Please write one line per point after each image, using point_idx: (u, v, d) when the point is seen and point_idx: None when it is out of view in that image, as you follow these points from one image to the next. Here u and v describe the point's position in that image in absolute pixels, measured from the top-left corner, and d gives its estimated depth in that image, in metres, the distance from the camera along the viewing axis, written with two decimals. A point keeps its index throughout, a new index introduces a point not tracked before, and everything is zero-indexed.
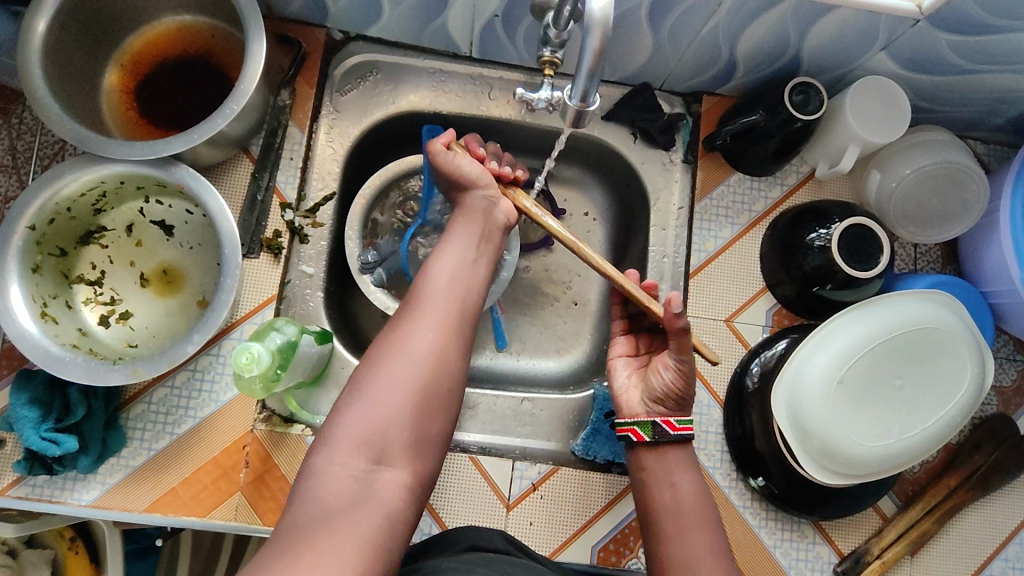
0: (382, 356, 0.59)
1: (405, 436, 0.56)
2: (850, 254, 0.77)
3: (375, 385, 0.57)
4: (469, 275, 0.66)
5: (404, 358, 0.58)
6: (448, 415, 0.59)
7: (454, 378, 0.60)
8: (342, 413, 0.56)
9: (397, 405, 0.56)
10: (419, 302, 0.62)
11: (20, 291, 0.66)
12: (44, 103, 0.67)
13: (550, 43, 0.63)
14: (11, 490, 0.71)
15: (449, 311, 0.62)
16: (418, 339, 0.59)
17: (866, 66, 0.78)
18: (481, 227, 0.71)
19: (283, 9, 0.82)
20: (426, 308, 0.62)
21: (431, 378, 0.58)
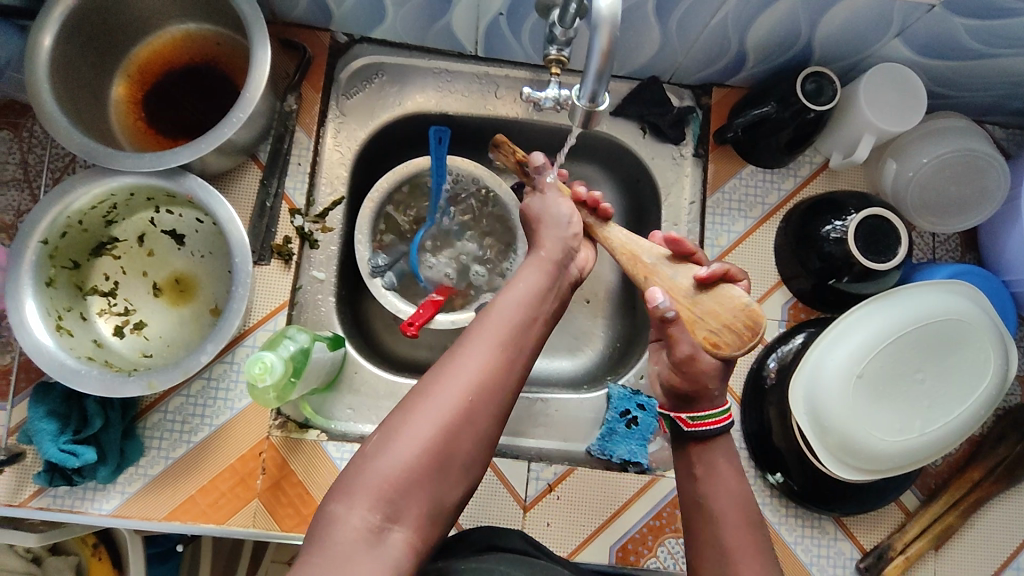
0: (418, 403, 0.55)
1: (422, 496, 0.52)
2: (868, 245, 0.75)
3: (404, 433, 0.53)
4: (528, 324, 0.62)
5: (434, 412, 0.54)
6: (470, 479, 0.55)
7: (484, 441, 0.56)
8: (368, 459, 0.53)
9: (420, 463, 0.52)
10: (469, 349, 0.58)
11: (35, 305, 0.66)
12: (53, 117, 0.67)
13: (556, 41, 0.62)
14: (33, 501, 0.71)
15: (503, 365, 0.58)
16: (459, 393, 0.55)
17: (881, 53, 0.76)
18: (550, 268, 0.66)
19: (287, 13, 0.81)
20: (470, 362, 0.57)
21: (460, 435, 0.54)
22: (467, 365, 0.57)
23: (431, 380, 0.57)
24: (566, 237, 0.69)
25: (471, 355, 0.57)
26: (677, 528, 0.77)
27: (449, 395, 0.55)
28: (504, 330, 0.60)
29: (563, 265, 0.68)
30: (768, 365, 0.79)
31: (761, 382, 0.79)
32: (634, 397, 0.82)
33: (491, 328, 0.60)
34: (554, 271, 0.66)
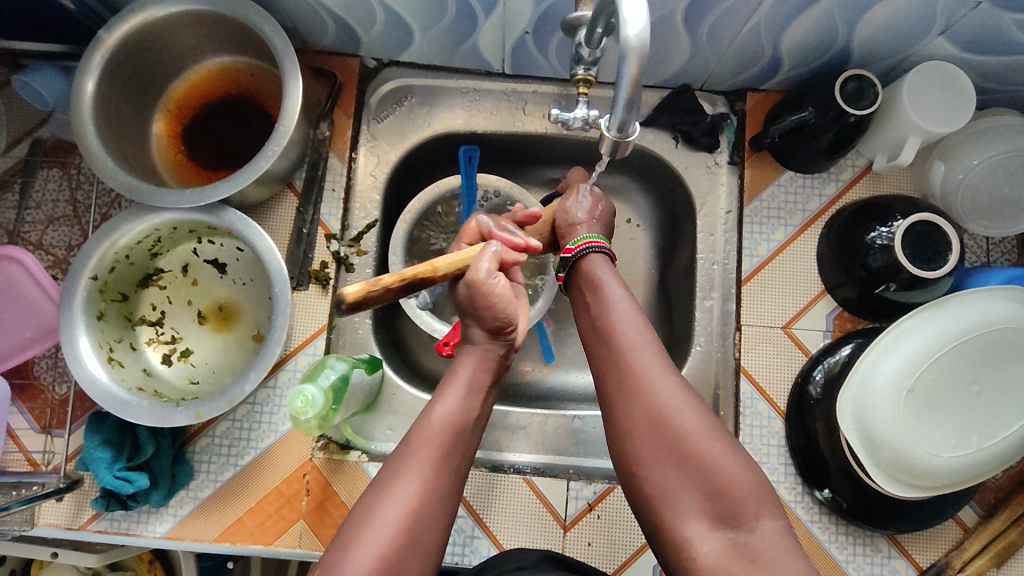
0: (358, 524, 0.53)
1: None
2: (916, 253, 0.72)
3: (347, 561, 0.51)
4: (463, 429, 0.60)
5: (386, 515, 0.53)
6: None
7: (427, 549, 0.55)
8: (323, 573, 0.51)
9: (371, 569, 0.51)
10: (407, 462, 0.56)
11: (87, 339, 0.69)
12: (99, 157, 0.70)
13: (583, 61, 0.62)
14: (92, 525, 0.75)
15: (438, 478, 0.57)
16: (397, 512, 0.53)
17: (924, 51, 0.73)
18: (481, 365, 0.64)
19: (317, 42, 0.83)
20: (417, 461, 0.56)
21: (404, 555, 0.53)
22: (406, 478, 0.55)
23: (369, 502, 0.55)
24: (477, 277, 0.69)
25: (409, 467, 0.56)
26: None
27: (388, 515, 0.53)
28: (438, 440, 0.58)
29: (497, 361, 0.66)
30: (814, 377, 0.77)
31: (807, 396, 0.77)
32: None
33: (427, 434, 0.58)
34: (484, 365, 0.64)
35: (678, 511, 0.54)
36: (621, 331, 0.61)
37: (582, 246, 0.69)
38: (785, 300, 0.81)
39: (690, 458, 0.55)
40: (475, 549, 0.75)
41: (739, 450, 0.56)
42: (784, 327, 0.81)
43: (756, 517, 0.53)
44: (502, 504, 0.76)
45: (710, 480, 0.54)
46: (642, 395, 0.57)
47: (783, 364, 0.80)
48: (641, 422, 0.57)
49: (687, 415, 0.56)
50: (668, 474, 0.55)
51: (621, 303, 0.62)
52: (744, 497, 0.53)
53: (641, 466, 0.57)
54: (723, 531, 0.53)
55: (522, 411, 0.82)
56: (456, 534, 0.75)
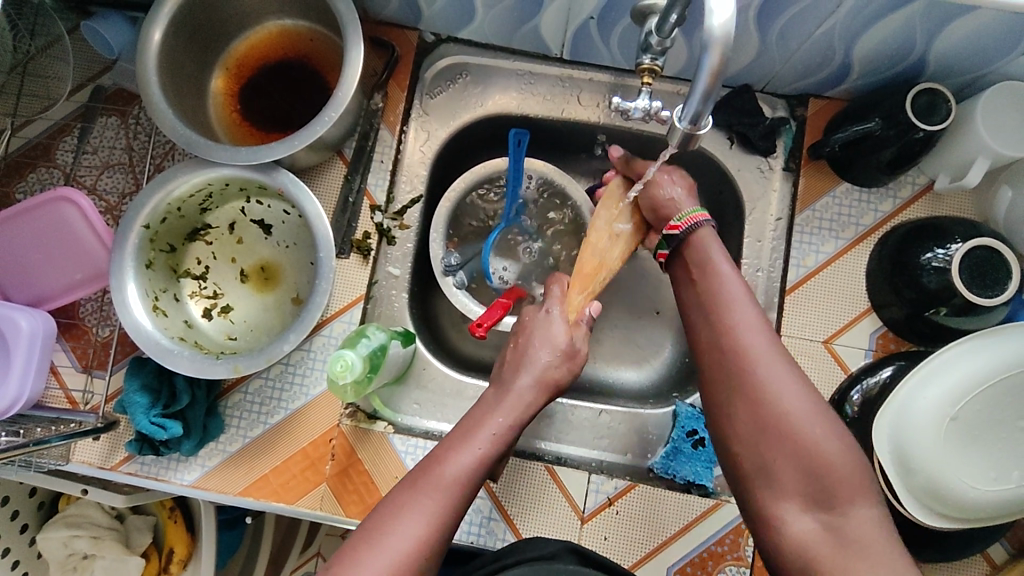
0: (378, 525, 0.56)
1: None
2: (972, 279, 0.69)
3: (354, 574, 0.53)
4: (481, 468, 0.61)
5: (401, 525, 0.56)
6: None
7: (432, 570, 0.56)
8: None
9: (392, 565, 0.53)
10: (419, 492, 0.58)
11: (135, 286, 0.70)
12: (159, 108, 0.71)
13: (651, 50, 0.61)
14: (124, 466, 0.77)
15: (447, 516, 0.57)
16: (408, 542, 0.55)
17: (1004, 70, 0.70)
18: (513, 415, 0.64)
19: (378, 12, 0.82)
20: (422, 492, 0.58)
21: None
22: (417, 508, 0.57)
23: (393, 506, 0.57)
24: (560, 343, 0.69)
25: (418, 501, 0.57)
26: (739, 556, 0.74)
27: (400, 538, 0.55)
28: (448, 484, 0.58)
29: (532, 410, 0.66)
30: (851, 397, 0.76)
31: (842, 415, 0.76)
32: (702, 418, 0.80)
33: (443, 471, 0.59)
34: (517, 413, 0.64)
35: (772, 495, 0.58)
36: (730, 317, 0.63)
37: (693, 220, 0.70)
38: (828, 314, 0.79)
39: (787, 446, 0.57)
40: (491, 530, 0.75)
41: (838, 428, 0.58)
42: (824, 341, 0.79)
43: (850, 505, 0.55)
44: (522, 489, 0.76)
45: (806, 465, 0.56)
46: (748, 370, 0.60)
47: (820, 378, 0.78)
48: (741, 407, 0.60)
49: (800, 402, 0.58)
50: (763, 455, 0.58)
51: (725, 287, 0.65)
52: (838, 479, 0.55)
53: (738, 446, 0.60)
54: (816, 513, 0.55)
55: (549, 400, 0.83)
56: (474, 514, 0.76)
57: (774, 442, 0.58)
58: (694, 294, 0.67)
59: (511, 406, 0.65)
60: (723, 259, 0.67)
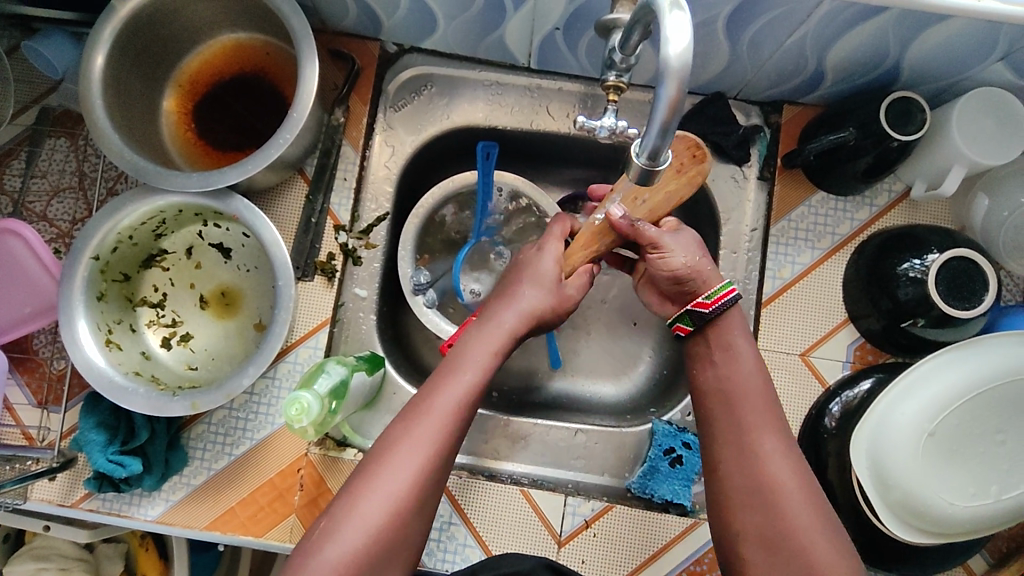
0: (370, 470, 0.54)
1: (379, 556, 0.52)
2: (949, 290, 0.68)
3: (351, 519, 0.52)
4: (478, 387, 0.59)
5: (393, 468, 0.54)
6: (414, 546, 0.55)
7: (427, 511, 0.55)
8: (311, 551, 0.52)
9: (385, 509, 0.53)
10: (410, 431, 0.55)
11: (86, 321, 0.67)
12: (105, 134, 0.67)
13: (615, 66, 0.58)
14: (84, 503, 0.74)
15: (448, 443, 0.56)
16: (402, 483, 0.53)
17: (980, 76, 0.69)
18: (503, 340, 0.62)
19: (337, 23, 0.79)
20: (415, 430, 0.55)
21: (405, 519, 0.53)
22: (415, 439, 0.55)
23: (385, 447, 0.55)
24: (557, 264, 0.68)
25: (416, 430, 0.55)
26: None
27: (399, 470, 0.54)
28: (442, 419, 0.56)
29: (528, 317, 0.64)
30: (830, 410, 0.74)
31: (821, 427, 0.74)
32: (679, 435, 0.78)
33: (432, 407, 0.56)
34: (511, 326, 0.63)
35: None
36: (746, 415, 0.60)
37: (720, 299, 0.64)
38: (805, 327, 0.78)
39: (787, 552, 0.54)
40: (466, 557, 0.73)
41: (836, 533, 0.55)
42: (802, 354, 0.78)
43: None
44: (496, 514, 0.75)
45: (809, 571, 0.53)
46: (759, 467, 0.58)
47: (797, 392, 0.77)
48: (750, 502, 0.57)
49: (797, 500, 0.56)
50: (770, 560, 0.55)
51: (744, 384, 0.62)
52: None
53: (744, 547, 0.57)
54: None
55: (524, 420, 0.81)
56: (448, 541, 0.74)
57: (779, 553, 0.54)
58: (705, 385, 0.64)
59: (505, 323, 0.63)
60: (745, 355, 0.64)
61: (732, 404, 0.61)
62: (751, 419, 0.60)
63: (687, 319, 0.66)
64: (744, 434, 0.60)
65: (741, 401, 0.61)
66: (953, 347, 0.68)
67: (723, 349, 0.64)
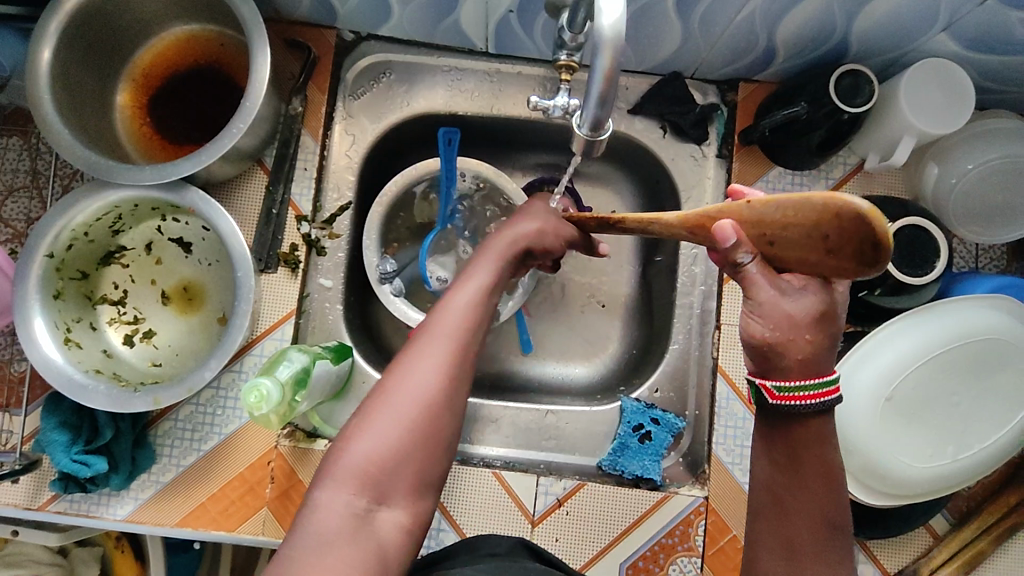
0: (394, 374, 0.54)
1: (412, 461, 0.52)
2: (902, 258, 0.70)
3: (382, 414, 0.52)
4: (483, 301, 0.60)
5: (417, 372, 0.54)
6: (448, 454, 0.54)
7: (458, 415, 0.55)
8: (344, 447, 0.51)
9: (412, 410, 0.52)
10: (430, 337, 0.56)
11: (43, 320, 0.66)
12: (55, 129, 0.66)
13: (566, 46, 0.59)
14: (50, 506, 0.73)
15: (465, 351, 0.56)
16: (428, 383, 0.53)
17: (925, 47, 0.70)
18: (508, 257, 0.65)
19: (291, 12, 0.78)
20: (437, 337, 0.56)
21: (435, 418, 0.53)
22: (434, 344, 0.55)
23: (409, 354, 0.55)
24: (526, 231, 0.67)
25: (432, 336, 0.56)
26: (690, 546, 0.75)
27: (423, 371, 0.54)
28: (460, 326, 0.57)
29: (516, 241, 0.66)
30: None
31: None
32: (647, 411, 0.79)
33: (448, 317, 0.57)
34: (502, 249, 0.65)
35: None
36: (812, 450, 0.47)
37: None
38: None
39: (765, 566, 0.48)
40: (440, 541, 0.74)
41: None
42: None
43: None
44: (469, 497, 0.75)
45: None
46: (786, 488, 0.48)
47: None
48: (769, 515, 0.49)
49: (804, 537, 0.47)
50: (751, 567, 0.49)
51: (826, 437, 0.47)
52: None
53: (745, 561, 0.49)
54: None
55: (494, 404, 0.81)
56: None
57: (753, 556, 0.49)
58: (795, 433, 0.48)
59: (506, 250, 0.65)
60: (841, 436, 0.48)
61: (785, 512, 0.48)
62: (806, 544, 0.47)
63: None
64: (795, 457, 0.48)
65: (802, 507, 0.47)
66: (905, 310, 0.70)
67: (790, 460, 0.48)
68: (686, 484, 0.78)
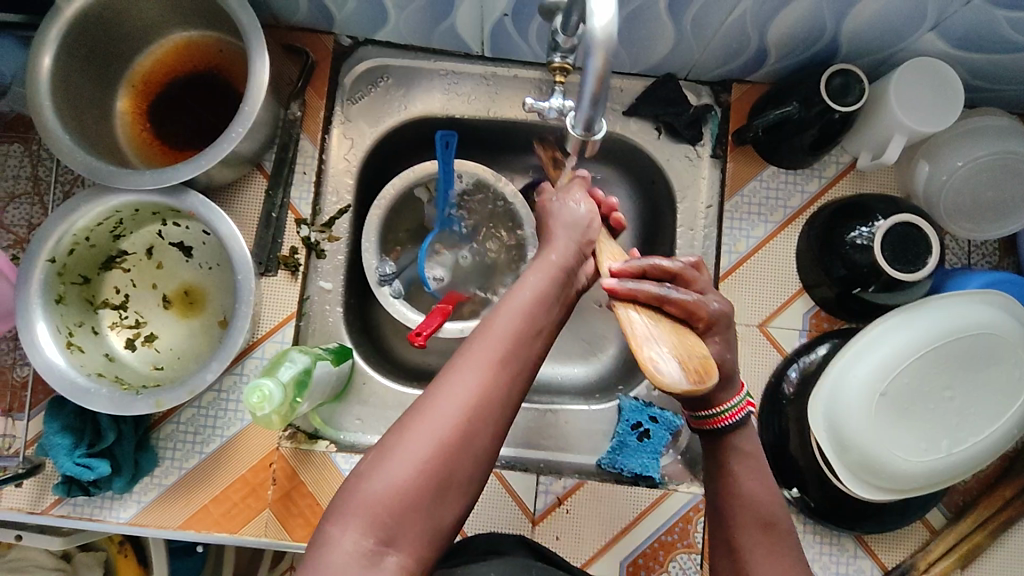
0: (421, 410, 0.52)
1: (425, 507, 0.50)
2: (894, 255, 0.70)
3: (399, 452, 0.50)
4: (530, 333, 0.57)
5: (441, 416, 0.51)
6: (469, 495, 0.52)
7: (483, 458, 0.53)
8: (359, 485, 0.50)
9: (433, 453, 0.51)
10: (462, 374, 0.53)
11: (45, 325, 0.67)
12: (56, 136, 0.67)
13: (559, 49, 0.59)
14: (54, 509, 0.74)
15: (502, 391, 0.54)
16: (454, 425, 0.51)
17: (915, 47, 0.71)
18: (563, 281, 0.61)
19: (289, 18, 0.79)
20: (471, 372, 0.53)
21: (457, 460, 0.51)
22: (465, 380, 0.53)
23: (438, 389, 0.53)
24: (578, 232, 0.65)
25: (465, 369, 0.54)
26: (689, 543, 0.75)
27: (449, 404, 0.52)
28: (495, 363, 0.54)
29: (574, 273, 0.62)
30: (789, 375, 0.76)
31: (780, 393, 0.76)
32: (646, 409, 0.80)
33: (487, 350, 0.55)
34: (563, 279, 0.61)
35: None
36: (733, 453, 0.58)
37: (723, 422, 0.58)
38: (762, 298, 0.80)
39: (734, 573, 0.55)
40: None
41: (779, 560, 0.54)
42: (760, 324, 0.79)
43: None
44: None
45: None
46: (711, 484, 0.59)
47: (758, 362, 0.78)
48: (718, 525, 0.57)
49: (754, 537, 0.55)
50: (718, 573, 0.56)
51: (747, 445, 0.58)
52: None
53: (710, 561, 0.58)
54: None
55: None
56: None
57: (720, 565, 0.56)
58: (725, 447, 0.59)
59: (558, 270, 0.61)
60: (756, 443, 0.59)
61: (735, 534, 0.56)
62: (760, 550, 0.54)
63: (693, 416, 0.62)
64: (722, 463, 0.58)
65: (751, 518, 0.56)
66: (924, 304, 0.71)
67: (718, 472, 0.58)
68: (684, 482, 0.79)
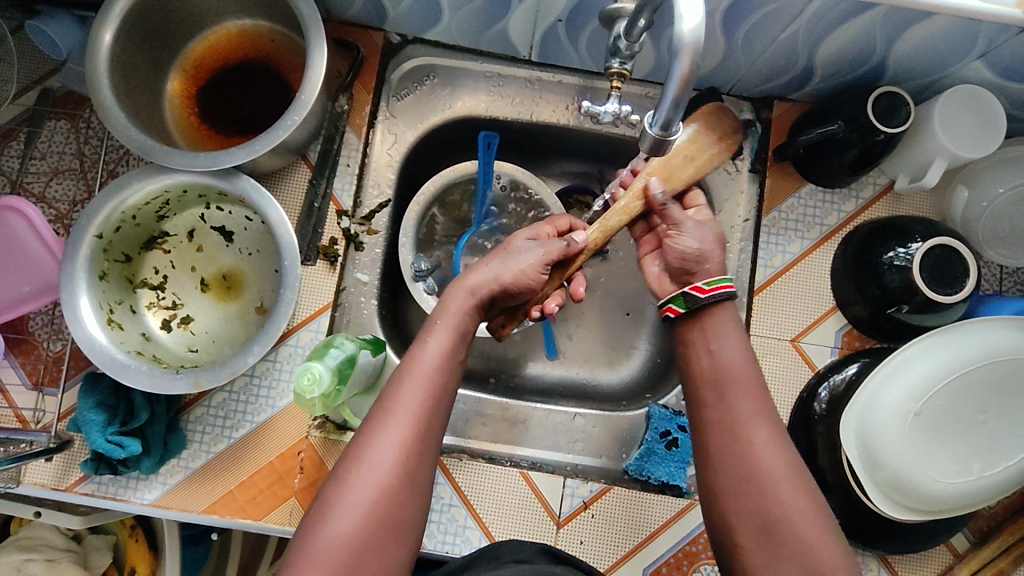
0: (353, 456, 0.53)
1: (374, 549, 0.51)
2: (932, 276, 0.71)
3: (342, 501, 0.51)
4: (450, 364, 0.58)
5: (374, 456, 0.53)
6: (414, 529, 0.54)
7: (421, 492, 0.54)
8: (308, 536, 0.51)
9: (373, 495, 0.52)
10: (386, 414, 0.54)
11: (88, 299, 0.67)
12: (110, 112, 0.68)
13: (620, 54, 0.60)
14: (79, 486, 0.73)
15: (429, 423, 0.55)
16: (388, 465, 0.52)
17: (960, 73, 0.73)
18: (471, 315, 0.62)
19: (342, 12, 0.80)
20: (398, 411, 0.54)
21: (398, 498, 0.52)
22: (394, 416, 0.54)
23: (365, 434, 0.54)
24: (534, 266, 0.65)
25: (400, 405, 0.54)
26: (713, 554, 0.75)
27: (385, 448, 0.53)
28: (418, 399, 0.55)
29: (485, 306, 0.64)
30: (819, 394, 0.77)
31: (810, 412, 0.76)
32: (675, 418, 0.80)
33: (407, 386, 0.56)
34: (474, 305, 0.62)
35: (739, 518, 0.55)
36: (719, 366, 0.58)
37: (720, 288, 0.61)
38: (795, 314, 0.80)
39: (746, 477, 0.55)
40: (466, 539, 0.74)
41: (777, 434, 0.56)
42: (792, 340, 0.80)
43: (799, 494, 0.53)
44: (496, 496, 0.75)
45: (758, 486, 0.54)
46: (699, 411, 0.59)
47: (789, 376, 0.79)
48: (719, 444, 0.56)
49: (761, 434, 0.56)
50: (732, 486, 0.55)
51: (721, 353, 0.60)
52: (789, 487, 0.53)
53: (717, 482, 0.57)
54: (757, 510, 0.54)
55: (522, 405, 0.82)
56: (450, 523, 0.74)
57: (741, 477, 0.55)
58: (699, 370, 0.60)
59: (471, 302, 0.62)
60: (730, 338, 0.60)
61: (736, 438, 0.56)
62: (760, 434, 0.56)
63: (680, 301, 0.62)
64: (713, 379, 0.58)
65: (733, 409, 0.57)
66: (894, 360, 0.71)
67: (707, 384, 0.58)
68: None
